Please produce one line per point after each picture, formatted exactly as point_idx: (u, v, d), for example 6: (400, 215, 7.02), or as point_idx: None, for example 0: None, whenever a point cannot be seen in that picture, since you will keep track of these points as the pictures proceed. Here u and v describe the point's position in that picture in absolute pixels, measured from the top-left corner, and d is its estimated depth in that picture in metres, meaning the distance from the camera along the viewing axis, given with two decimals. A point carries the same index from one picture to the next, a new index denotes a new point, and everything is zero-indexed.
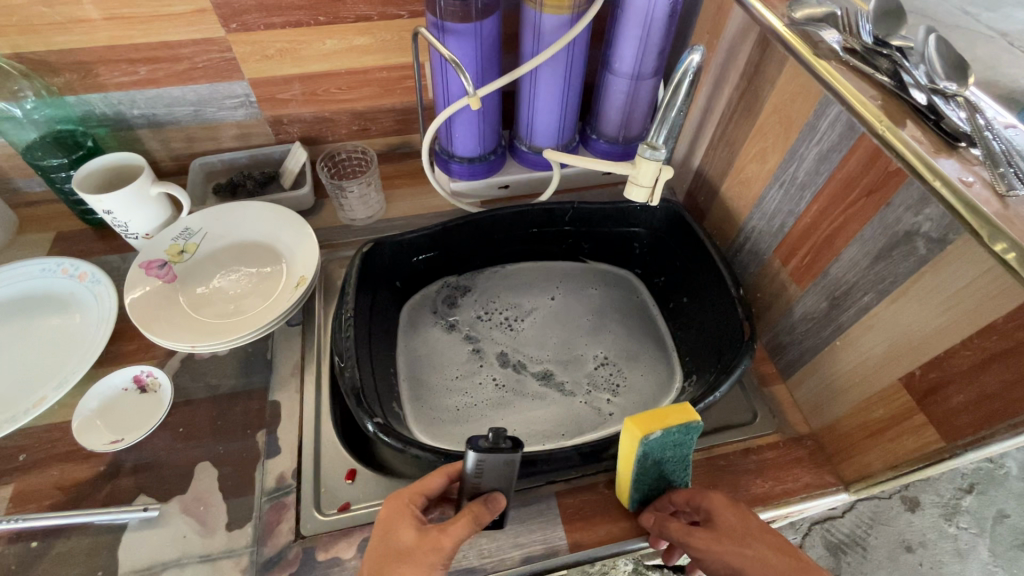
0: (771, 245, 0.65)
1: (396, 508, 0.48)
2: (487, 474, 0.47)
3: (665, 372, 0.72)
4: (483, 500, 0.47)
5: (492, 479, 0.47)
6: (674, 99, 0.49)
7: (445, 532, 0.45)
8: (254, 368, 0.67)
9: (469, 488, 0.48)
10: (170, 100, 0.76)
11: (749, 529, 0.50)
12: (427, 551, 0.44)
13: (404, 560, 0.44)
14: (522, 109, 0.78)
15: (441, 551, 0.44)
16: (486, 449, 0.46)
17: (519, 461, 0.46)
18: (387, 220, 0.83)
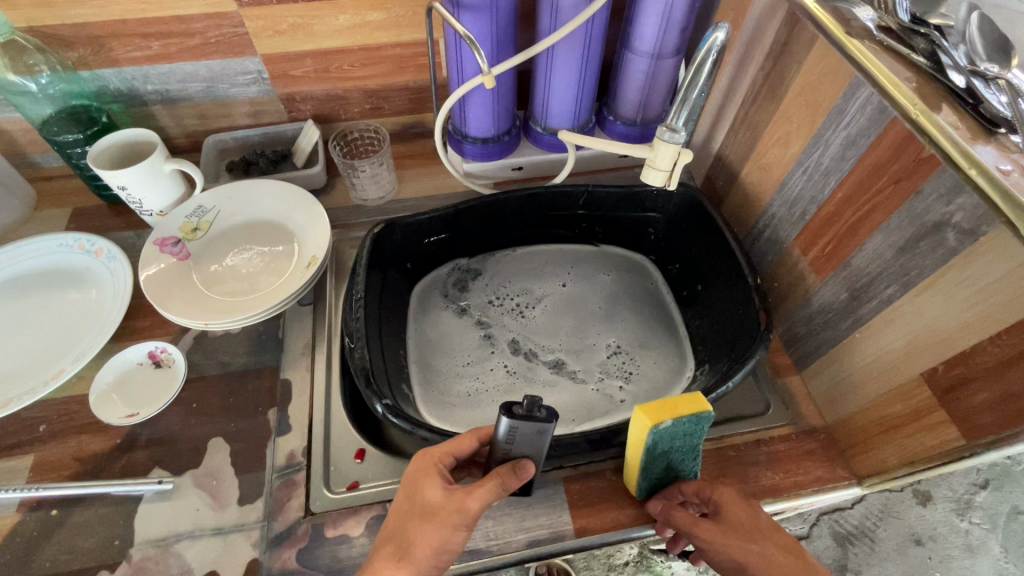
0: (791, 233, 0.63)
1: (424, 466, 0.48)
2: (518, 440, 0.47)
3: (677, 360, 0.71)
4: (512, 464, 0.47)
5: (523, 445, 0.47)
6: (697, 79, 0.47)
7: (470, 495, 0.46)
8: (265, 346, 0.67)
9: (498, 453, 0.48)
10: (183, 76, 0.75)
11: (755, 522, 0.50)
12: (453, 512, 0.45)
13: (430, 519, 0.45)
14: (538, 89, 0.76)
15: (467, 512, 0.45)
16: (521, 417, 0.45)
17: (552, 431, 0.46)
18: (399, 200, 0.82)
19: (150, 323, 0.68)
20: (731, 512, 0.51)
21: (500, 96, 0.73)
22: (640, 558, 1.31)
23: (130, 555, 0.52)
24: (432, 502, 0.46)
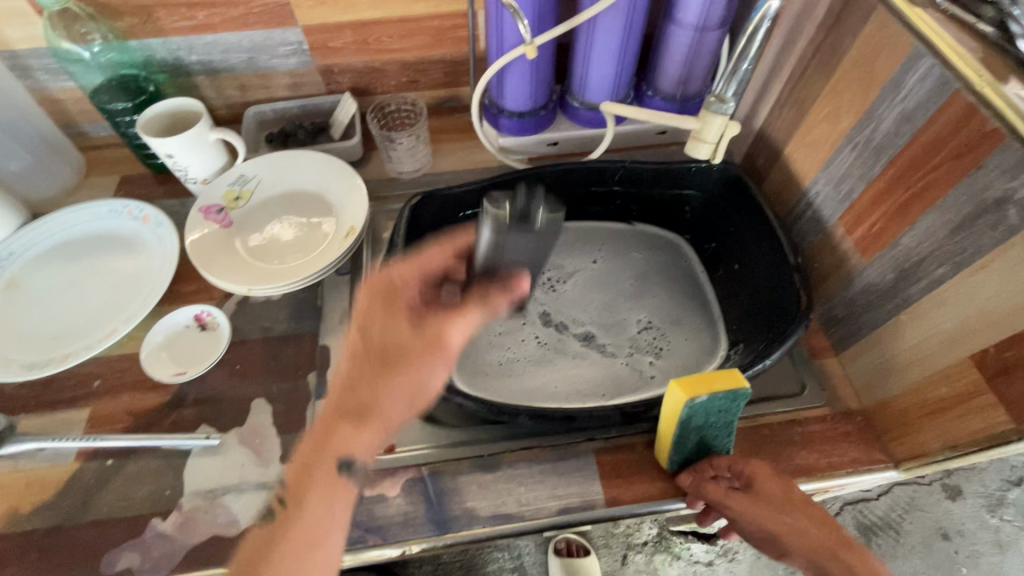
0: (836, 213, 0.62)
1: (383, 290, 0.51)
2: (510, 251, 0.47)
3: (710, 338, 0.71)
4: (502, 281, 0.48)
5: (515, 256, 0.47)
6: (747, 49, 0.45)
7: (449, 318, 0.48)
8: (304, 313, 0.69)
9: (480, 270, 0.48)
10: (226, 47, 0.76)
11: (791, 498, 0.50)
12: (432, 339, 0.47)
13: (407, 350, 0.47)
14: (576, 62, 0.75)
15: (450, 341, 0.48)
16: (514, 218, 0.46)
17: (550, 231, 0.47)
18: (434, 174, 0.82)
19: (195, 288, 0.70)
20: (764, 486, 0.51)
21: (540, 69, 0.72)
22: (659, 539, 1.31)
23: (180, 504, 0.55)
24: (380, 349, 0.48)
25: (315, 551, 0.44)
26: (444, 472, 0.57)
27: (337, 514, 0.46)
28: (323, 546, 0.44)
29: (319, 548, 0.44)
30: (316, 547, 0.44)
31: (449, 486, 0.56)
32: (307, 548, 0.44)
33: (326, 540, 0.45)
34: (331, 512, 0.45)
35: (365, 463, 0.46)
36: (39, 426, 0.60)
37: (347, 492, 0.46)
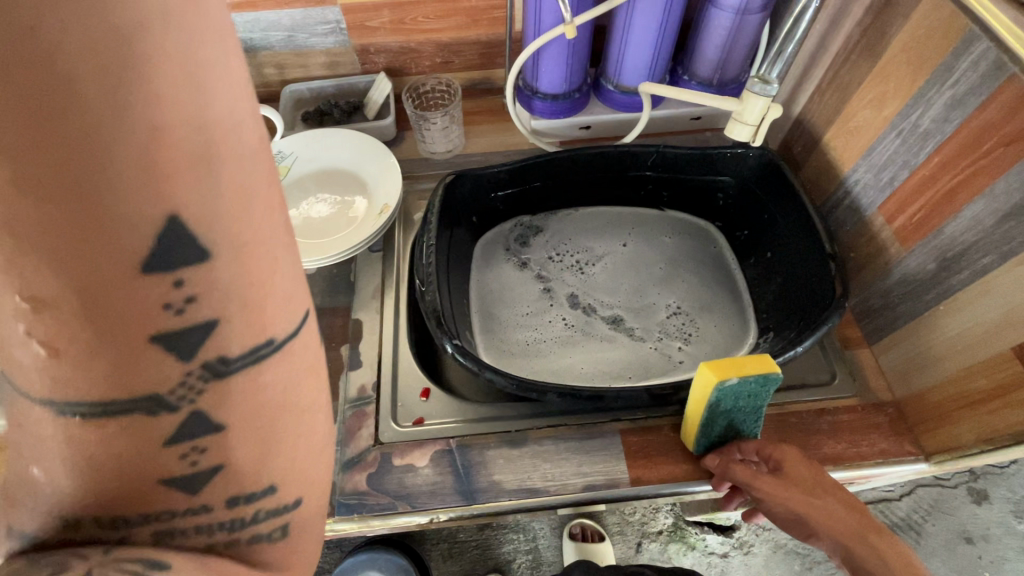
0: (876, 201, 0.61)
1: None
2: None
3: (740, 326, 0.70)
4: None
5: None
6: (794, 29, 0.44)
7: None
8: (337, 287, 0.70)
9: None
10: (267, 25, 0.78)
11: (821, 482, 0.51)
12: None
13: None
14: (613, 45, 0.74)
15: None
16: None
17: None
18: (466, 155, 0.83)
19: None
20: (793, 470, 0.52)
21: (576, 51, 0.72)
22: (674, 528, 1.31)
23: None
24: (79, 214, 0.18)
25: (242, 246, 0.21)
26: (471, 446, 0.58)
27: (196, 171, 0.19)
28: (282, 280, 0.23)
29: (254, 250, 0.22)
30: (246, 240, 0.21)
31: (476, 458, 0.57)
32: (257, 291, 0.22)
33: (268, 282, 0.23)
34: (217, 290, 0.22)
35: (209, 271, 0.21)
36: None
37: (232, 68, 0.20)
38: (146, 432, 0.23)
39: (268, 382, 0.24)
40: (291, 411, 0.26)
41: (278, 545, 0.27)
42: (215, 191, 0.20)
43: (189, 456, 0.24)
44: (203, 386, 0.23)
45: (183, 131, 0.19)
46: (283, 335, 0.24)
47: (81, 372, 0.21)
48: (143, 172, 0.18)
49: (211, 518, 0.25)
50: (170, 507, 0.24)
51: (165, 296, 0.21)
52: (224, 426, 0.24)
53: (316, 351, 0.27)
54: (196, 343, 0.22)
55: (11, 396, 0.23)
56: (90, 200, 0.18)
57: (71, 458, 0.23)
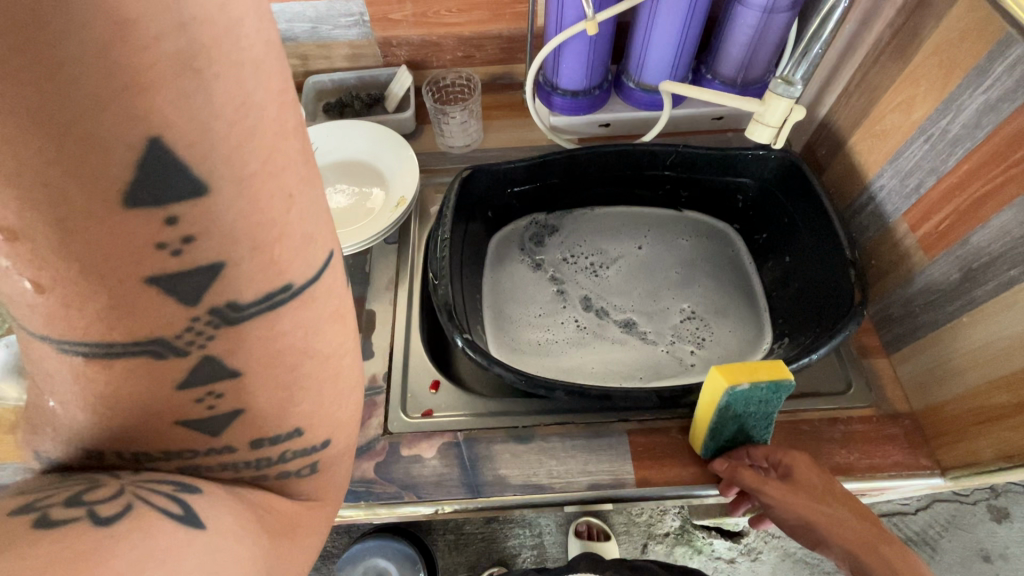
0: (900, 208, 0.59)
1: None
2: None
3: (754, 331, 0.69)
4: None
5: None
6: (822, 30, 0.42)
7: None
8: (352, 277, 0.71)
9: None
10: (291, 16, 0.78)
11: (829, 490, 0.50)
12: None
13: None
14: (635, 42, 0.74)
15: None
16: None
17: None
18: (484, 150, 0.83)
19: None
20: (803, 477, 0.51)
21: (598, 48, 0.71)
22: (681, 531, 1.30)
23: None
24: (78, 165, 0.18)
25: (243, 180, 0.21)
26: (479, 440, 0.58)
27: (180, 91, 0.18)
28: (293, 218, 0.23)
29: (262, 208, 0.22)
30: (249, 172, 0.21)
31: (483, 452, 0.58)
32: (263, 231, 0.22)
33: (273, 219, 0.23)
34: (216, 227, 0.21)
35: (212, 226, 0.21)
36: None
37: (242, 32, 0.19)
38: (166, 373, 0.25)
39: (285, 332, 0.26)
40: (312, 359, 0.28)
41: (310, 478, 0.33)
42: (209, 114, 0.19)
43: (206, 401, 0.26)
44: (214, 331, 0.24)
45: (164, 40, 0.17)
46: (300, 281, 0.25)
47: (93, 322, 0.22)
48: (121, 92, 0.17)
49: (237, 457, 0.29)
50: (196, 445, 0.28)
51: (160, 235, 0.21)
52: (241, 371, 0.26)
53: (340, 298, 0.29)
54: (204, 286, 0.23)
55: (43, 366, 0.24)
56: (81, 131, 0.17)
57: (83, 395, 0.25)
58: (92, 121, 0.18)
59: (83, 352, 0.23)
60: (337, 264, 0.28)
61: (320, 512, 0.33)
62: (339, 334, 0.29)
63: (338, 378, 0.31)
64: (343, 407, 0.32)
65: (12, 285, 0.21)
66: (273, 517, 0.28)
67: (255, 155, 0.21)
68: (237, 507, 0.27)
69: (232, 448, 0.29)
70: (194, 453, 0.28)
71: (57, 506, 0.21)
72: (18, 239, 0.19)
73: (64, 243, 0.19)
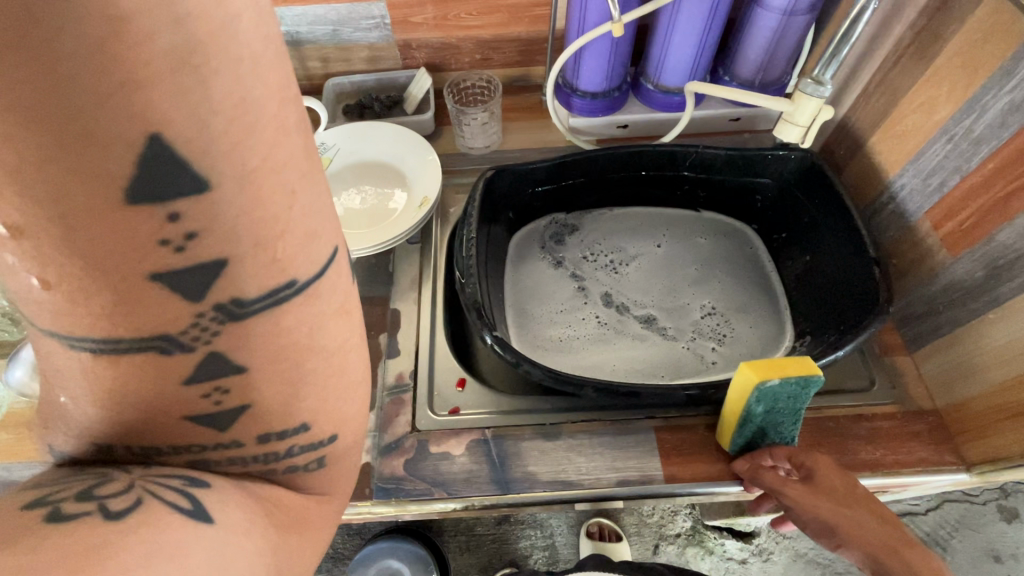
0: (922, 207, 0.60)
1: None
2: None
3: (775, 329, 0.70)
4: None
5: None
6: (851, 32, 0.43)
7: None
8: (376, 277, 0.71)
9: None
10: (314, 19, 0.79)
11: (852, 493, 0.50)
12: None
13: None
14: (655, 44, 0.74)
15: None
16: None
17: None
18: (503, 151, 0.84)
19: None
20: (825, 479, 0.51)
21: (619, 50, 0.72)
22: (692, 532, 1.31)
23: None
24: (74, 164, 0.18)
25: (244, 176, 0.21)
26: (506, 437, 0.59)
27: (179, 86, 0.18)
28: (295, 214, 0.23)
29: (265, 204, 0.22)
30: (250, 169, 0.21)
31: (511, 449, 0.58)
32: (266, 227, 0.23)
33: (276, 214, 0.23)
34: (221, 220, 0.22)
35: (211, 221, 0.21)
36: None
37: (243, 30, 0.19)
38: (173, 368, 0.25)
39: (290, 331, 0.26)
40: (317, 354, 0.28)
41: (315, 472, 0.33)
42: (208, 108, 0.19)
43: (212, 397, 0.27)
44: (218, 328, 0.24)
45: (162, 36, 0.17)
46: (304, 277, 0.25)
47: (98, 318, 0.22)
48: (119, 89, 0.17)
49: (244, 451, 0.30)
50: (203, 440, 0.28)
51: (162, 232, 0.21)
52: (246, 369, 0.26)
53: (344, 292, 0.29)
54: (208, 283, 0.23)
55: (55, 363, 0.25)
56: (79, 127, 0.17)
57: (93, 391, 0.25)
58: (90, 118, 0.17)
59: (90, 348, 0.23)
60: (341, 259, 0.28)
61: (327, 505, 0.34)
62: (343, 329, 0.30)
63: (343, 373, 0.31)
64: (351, 400, 0.33)
65: (20, 282, 0.21)
66: (280, 511, 0.29)
67: (257, 151, 0.21)
68: (245, 501, 0.27)
69: (238, 443, 0.29)
70: (200, 447, 0.28)
71: (69, 500, 0.22)
72: (23, 237, 0.19)
73: (65, 239, 0.19)
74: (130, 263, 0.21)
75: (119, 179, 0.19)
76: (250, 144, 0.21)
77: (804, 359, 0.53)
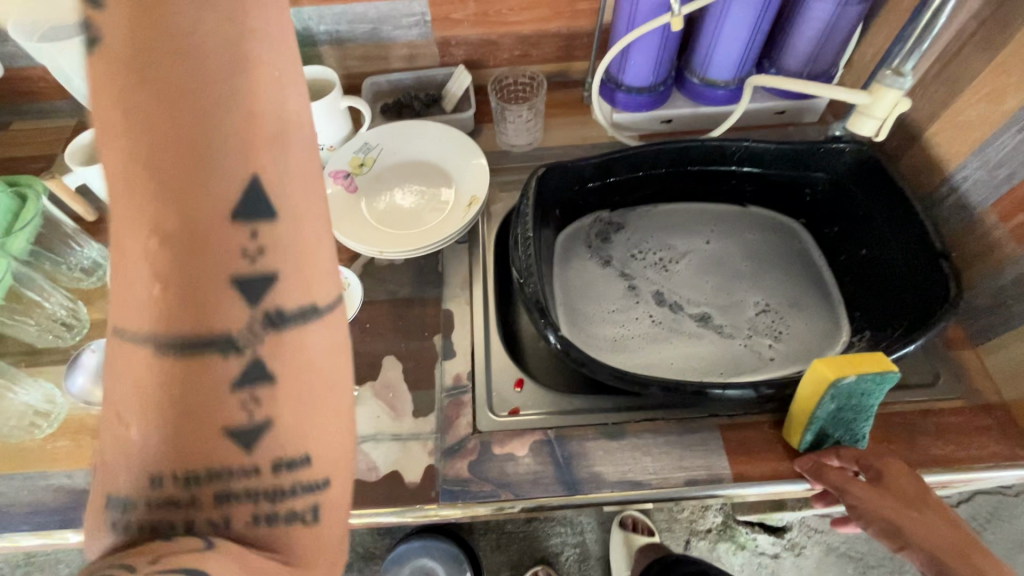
0: (987, 198, 0.59)
1: None
2: None
3: (831, 323, 0.69)
4: None
5: None
6: (934, 22, 0.43)
7: None
8: (427, 277, 0.71)
9: None
10: (354, 17, 0.78)
11: (924, 498, 0.50)
12: None
13: None
14: (702, 37, 0.73)
15: None
16: None
17: None
18: (545, 148, 0.83)
19: None
20: (895, 482, 0.51)
21: (668, 44, 0.71)
22: (723, 527, 1.30)
23: None
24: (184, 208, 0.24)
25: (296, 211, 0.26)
26: (570, 437, 0.58)
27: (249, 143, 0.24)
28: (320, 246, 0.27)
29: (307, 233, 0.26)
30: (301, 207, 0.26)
31: (576, 450, 0.58)
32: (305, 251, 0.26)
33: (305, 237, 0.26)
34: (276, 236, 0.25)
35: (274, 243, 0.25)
36: None
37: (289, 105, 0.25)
38: (206, 382, 0.25)
39: (314, 361, 0.27)
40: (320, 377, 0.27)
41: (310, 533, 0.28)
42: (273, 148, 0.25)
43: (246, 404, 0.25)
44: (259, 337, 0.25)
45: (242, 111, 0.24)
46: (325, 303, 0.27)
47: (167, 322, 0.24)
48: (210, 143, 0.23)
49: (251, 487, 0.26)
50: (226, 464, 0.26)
51: (242, 244, 0.25)
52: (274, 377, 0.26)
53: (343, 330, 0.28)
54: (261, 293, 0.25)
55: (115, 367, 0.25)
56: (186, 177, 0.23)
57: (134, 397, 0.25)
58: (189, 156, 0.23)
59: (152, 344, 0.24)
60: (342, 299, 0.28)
61: None
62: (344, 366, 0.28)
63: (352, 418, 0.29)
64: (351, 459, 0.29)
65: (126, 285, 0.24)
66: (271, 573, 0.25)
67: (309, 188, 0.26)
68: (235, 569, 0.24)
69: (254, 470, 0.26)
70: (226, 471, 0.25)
71: None
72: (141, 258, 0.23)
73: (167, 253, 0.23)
74: (191, 277, 0.24)
75: (195, 202, 0.23)
76: (291, 168, 0.25)
77: (873, 354, 0.52)
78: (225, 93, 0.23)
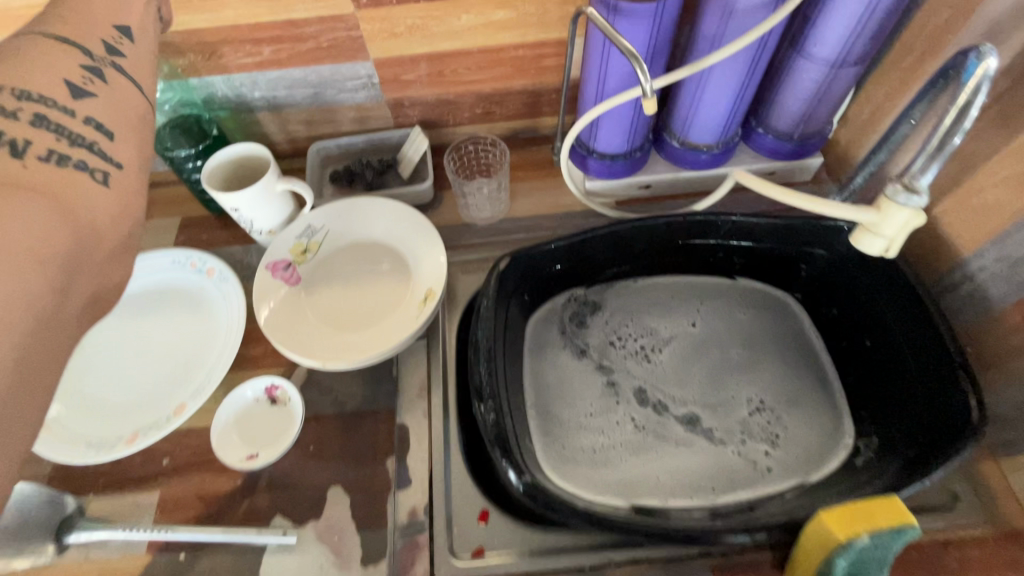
0: (1008, 296, 0.52)
1: None
2: None
3: (833, 423, 0.62)
4: None
5: None
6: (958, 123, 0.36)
7: None
8: (380, 384, 0.63)
9: None
10: (292, 82, 0.70)
11: None
12: None
13: None
14: (681, 100, 0.66)
15: None
16: None
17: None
18: (512, 219, 0.75)
19: (260, 350, 0.65)
20: None
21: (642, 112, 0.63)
22: None
23: None
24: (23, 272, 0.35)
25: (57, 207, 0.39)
26: None
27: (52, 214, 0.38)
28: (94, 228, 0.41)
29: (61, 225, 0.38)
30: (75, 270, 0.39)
31: None
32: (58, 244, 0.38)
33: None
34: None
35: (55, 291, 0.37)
36: (108, 509, 0.56)
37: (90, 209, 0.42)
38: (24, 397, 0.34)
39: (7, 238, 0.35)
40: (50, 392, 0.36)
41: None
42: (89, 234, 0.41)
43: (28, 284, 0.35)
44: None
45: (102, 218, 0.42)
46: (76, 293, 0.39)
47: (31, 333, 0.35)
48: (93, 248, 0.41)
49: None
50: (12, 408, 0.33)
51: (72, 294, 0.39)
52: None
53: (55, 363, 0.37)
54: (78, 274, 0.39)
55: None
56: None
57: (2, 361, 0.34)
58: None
59: None
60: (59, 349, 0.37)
61: None
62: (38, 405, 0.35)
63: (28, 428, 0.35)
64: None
65: None
66: None
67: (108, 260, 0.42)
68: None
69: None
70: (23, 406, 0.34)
71: None
72: None
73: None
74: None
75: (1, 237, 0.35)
76: (91, 195, 0.42)
77: (890, 501, 0.45)
78: (135, 165, 0.47)
